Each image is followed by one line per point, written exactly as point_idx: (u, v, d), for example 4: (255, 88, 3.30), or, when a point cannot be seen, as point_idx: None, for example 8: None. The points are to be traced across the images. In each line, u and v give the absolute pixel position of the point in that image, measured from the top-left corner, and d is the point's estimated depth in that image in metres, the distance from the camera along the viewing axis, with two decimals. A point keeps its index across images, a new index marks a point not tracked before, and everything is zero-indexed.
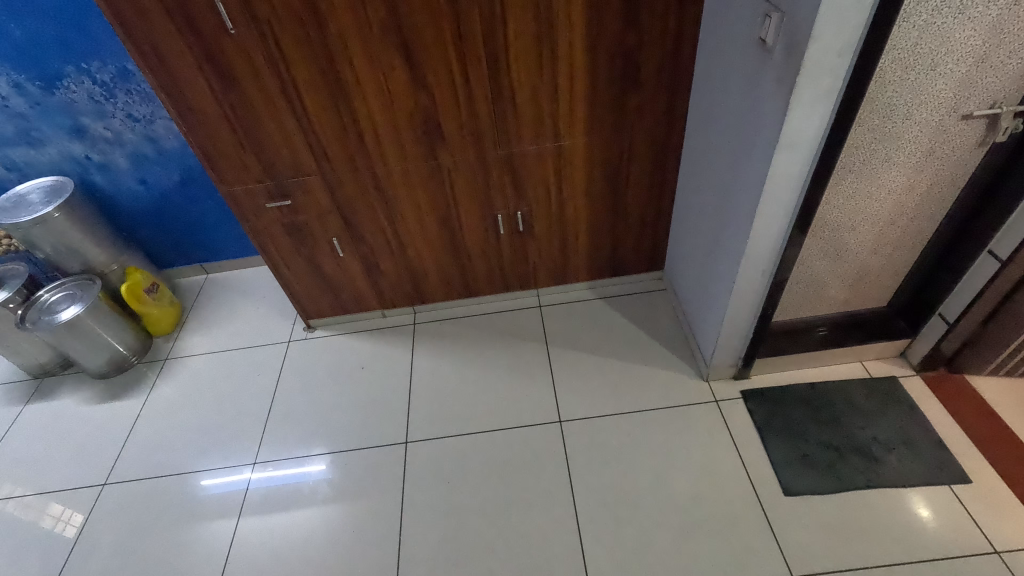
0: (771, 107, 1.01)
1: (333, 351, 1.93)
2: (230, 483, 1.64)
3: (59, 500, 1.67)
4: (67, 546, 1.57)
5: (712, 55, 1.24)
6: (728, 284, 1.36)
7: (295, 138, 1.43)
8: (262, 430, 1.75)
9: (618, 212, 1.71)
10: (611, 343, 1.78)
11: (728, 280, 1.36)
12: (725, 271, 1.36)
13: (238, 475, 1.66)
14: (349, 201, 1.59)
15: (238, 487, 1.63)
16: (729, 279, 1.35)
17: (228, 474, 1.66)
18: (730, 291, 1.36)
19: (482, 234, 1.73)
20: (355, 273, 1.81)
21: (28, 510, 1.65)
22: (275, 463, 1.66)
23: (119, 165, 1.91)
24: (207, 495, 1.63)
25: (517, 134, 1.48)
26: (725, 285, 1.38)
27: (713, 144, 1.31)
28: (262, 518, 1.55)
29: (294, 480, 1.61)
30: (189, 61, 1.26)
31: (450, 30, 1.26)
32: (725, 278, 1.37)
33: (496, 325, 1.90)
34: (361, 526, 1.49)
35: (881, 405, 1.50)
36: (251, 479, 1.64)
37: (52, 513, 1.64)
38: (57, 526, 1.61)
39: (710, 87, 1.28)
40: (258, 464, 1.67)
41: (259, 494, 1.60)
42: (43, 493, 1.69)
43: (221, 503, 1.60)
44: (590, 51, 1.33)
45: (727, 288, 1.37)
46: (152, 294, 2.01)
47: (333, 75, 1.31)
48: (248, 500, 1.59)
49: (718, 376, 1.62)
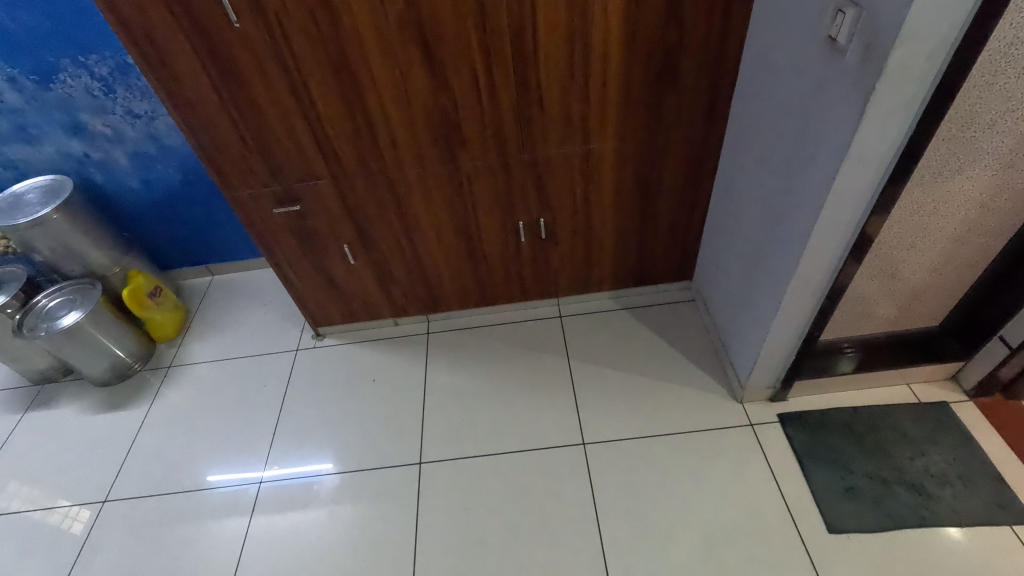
0: (840, 115, 0.90)
1: (342, 360, 1.84)
2: (241, 479, 1.60)
3: (67, 497, 1.63)
4: (75, 545, 1.52)
5: (765, 53, 1.12)
6: (772, 303, 1.25)
7: (304, 140, 1.33)
8: (272, 435, 1.69)
9: (647, 218, 1.60)
10: (638, 359, 1.68)
11: (773, 299, 1.25)
12: (769, 288, 1.26)
13: (250, 472, 1.61)
14: (361, 207, 1.49)
15: (250, 485, 1.58)
16: (774, 297, 1.24)
17: (241, 471, 1.61)
18: (774, 310, 1.25)
19: (503, 242, 1.62)
20: (367, 281, 1.71)
21: (36, 507, 1.61)
22: (287, 462, 1.61)
23: (119, 164, 1.82)
24: (217, 493, 1.58)
25: (543, 138, 1.37)
26: (769, 304, 1.27)
27: (762, 152, 1.20)
28: (273, 518, 1.49)
29: (307, 478, 1.56)
30: (190, 57, 1.16)
31: (475, 25, 1.15)
32: (770, 296, 1.26)
33: (514, 336, 1.80)
34: (374, 540, 1.41)
35: (931, 434, 1.39)
36: (263, 477, 1.59)
37: (60, 509, 1.60)
38: (64, 522, 1.57)
39: (760, 89, 1.17)
40: (270, 463, 1.62)
41: (270, 496, 1.54)
42: (49, 492, 1.65)
43: (233, 501, 1.55)
44: (627, 48, 1.21)
45: (770, 308, 1.26)
46: (154, 299, 1.93)
47: (346, 73, 1.20)
48: (259, 502, 1.54)
49: (754, 397, 1.52)
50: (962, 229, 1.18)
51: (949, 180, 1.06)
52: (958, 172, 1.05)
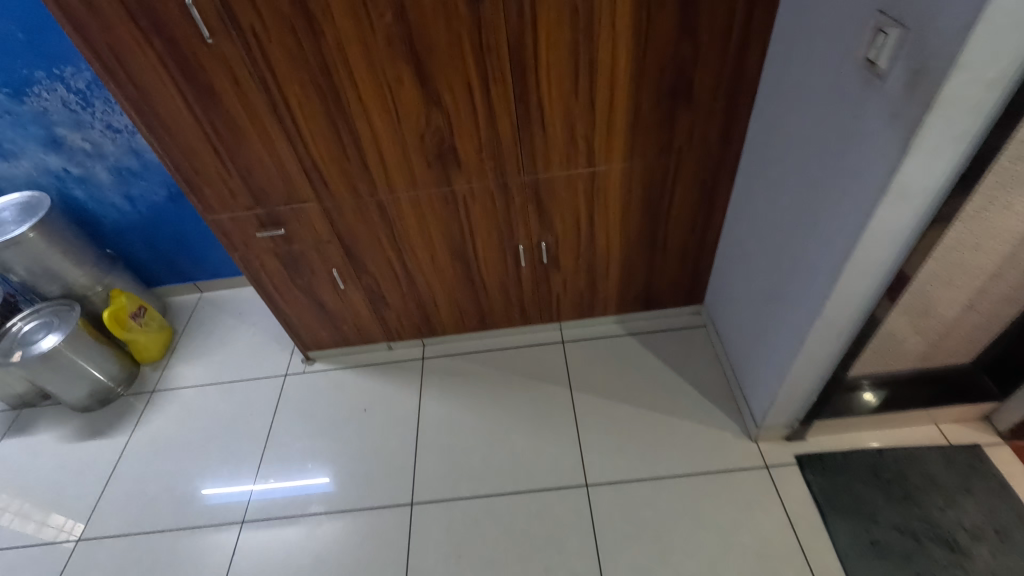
0: (880, 148, 0.80)
1: (332, 387, 1.75)
2: (230, 492, 1.56)
3: (60, 511, 1.58)
4: (62, 561, 1.47)
5: (790, 72, 1.02)
6: (794, 342, 1.15)
7: (288, 162, 1.23)
8: (260, 457, 1.62)
9: (656, 243, 1.50)
10: (645, 390, 1.58)
11: (795, 338, 1.15)
12: (791, 326, 1.15)
13: (240, 486, 1.56)
14: (350, 230, 1.39)
15: (240, 497, 1.54)
16: (796, 336, 1.14)
17: (230, 484, 1.57)
18: (796, 351, 1.15)
19: (501, 266, 1.53)
20: (359, 306, 1.62)
21: (27, 522, 1.56)
22: (278, 476, 1.57)
23: (100, 179, 1.73)
24: (207, 504, 1.54)
25: (544, 160, 1.27)
26: (790, 343, 1.17)
27: (785, 180, 1.09)
28: (267, 530, 1.46)
29: (299, 492, 1.52)
30: (161, 75, 1.06)
31: (470, 41, 1.05)
32: (791, 334, 1.16)
33: (514, 363, 1.71)
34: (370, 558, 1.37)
35: (963, 481, 1.29)
36: (253, 490, 1.55)
37: (53, 524, 1.55)
38: (60, 536, 1.53)
39: (783, 111, 1.06)
40: (260, 477, 1.57)
41: (261, 512, 1.50)
42: (41, 504, 1.60)
43: (224, 514, 1.51)
44: (637, 65, 1.11)
45: (792, 347, 1.16)
46: (137, 319, 1.83)
47: (331, 91, 1.11)
48: (250, 518, 1.49)
49: (770, 436, 1.42)
50: (1004, 265, 1.07)
51: (994, 215, 0.96)
52: (1005, 207, 0.94)
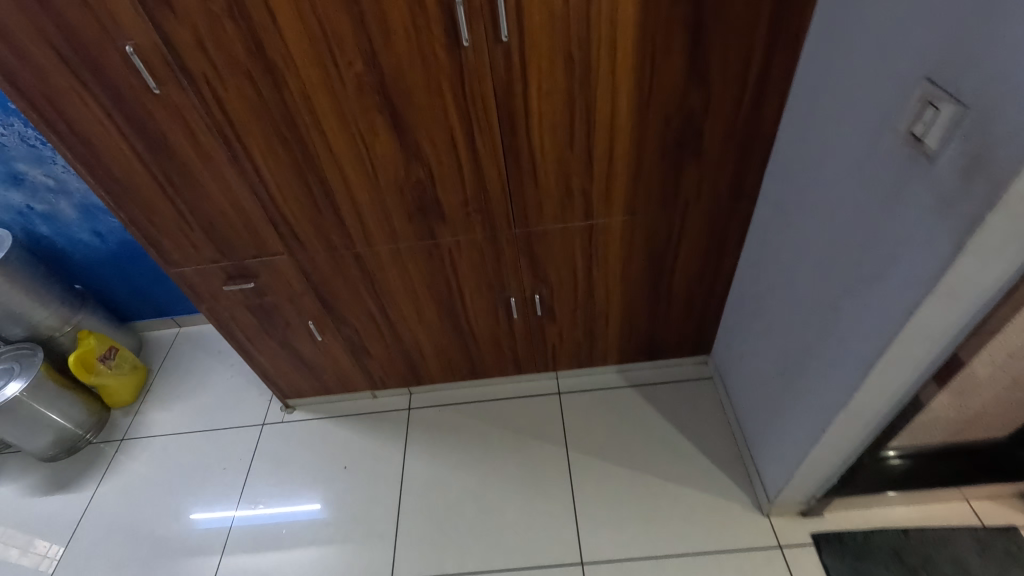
0: (928, 238, 0.67)
1: (312, 439, 1.63)
2: (212, 517, 1.52)
3: (43, 535, 1.54)
4: None
5: (814, 131, 0.90)
6: (815, 424, 1.02)
7: (254, 215, 1.12)
8: (243, 481, 1.57)
9: (660, 295, 1.38)
10: (647, 451, 1.46)
11: (817, 420, 1.02)
12: (812, 407, 1.02)
13: (222, 510, 1.52)
14: (326, 282, 1.28)
15: (223, 522, 1.50)
16: (818, 420, 1.01)
17: (213, 508, 1.53)
18: (817, 435, 1.02)
19: (491, 318, 1.41)
20: (339, 356, 1.51)
21: (10, 548, 1.53)
22: (262, 500, 1.53)
23: (66, 215, 1.63)
24: (190, 528, 1.50)
25: (536, 213, 1.15)
26: (810, 425, 1.04)
27: (806, 247, 0.97)
28: (251, 555, 1.42)
29: (284, 517, 1.48)
30: (107, 126, 0.95)
31: (451, 89, 0.93)
32: (812, 415, 1.03)
33: (506, 417, 1.59)
34: None
35: (999, 571, 1.17)
36: (236, 515, 1.51)
37: (36, 550, 1.52)
38: (43, 564, 1.49)
39: (805, 171, 0.94)
40: (243, 501, 1.53)
41: (245, 537, 1.46)
42: (25, 529, 1.56)
43: (207, 539, 1.47)
44: (639, 115, 0.99)
45: (812, 430, 1.03)
46: (107, 362, 1.72)
47: (298, 143, 1.00)
48: (233, 542, 1.46)
49: (783, 511, 1.29)
50: None
51: None
52: None
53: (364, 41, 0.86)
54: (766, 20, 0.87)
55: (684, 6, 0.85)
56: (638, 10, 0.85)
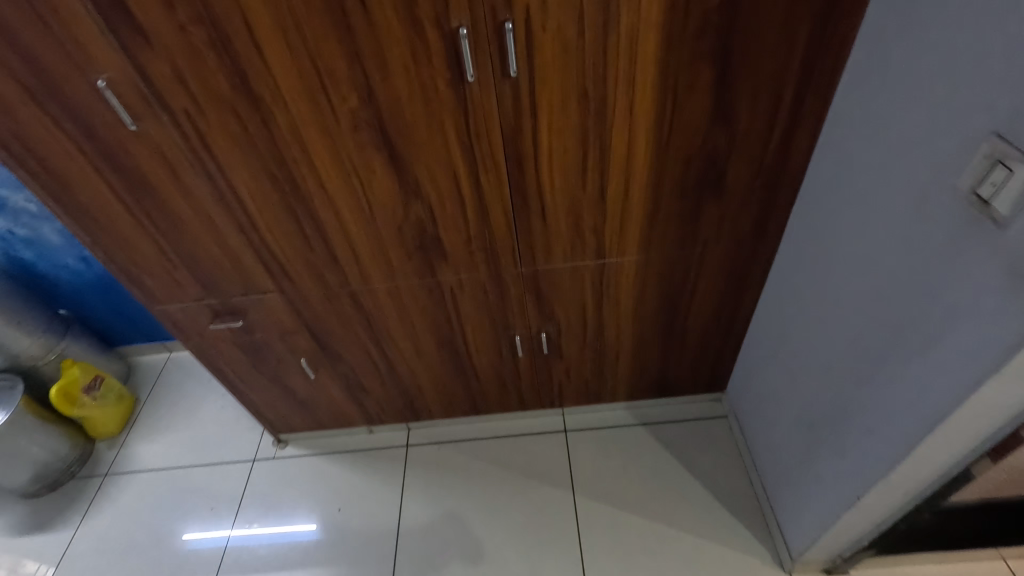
0: (997, 310, 0.59)
1: (305, 477, 1.55)
2: (207, 537, 1.47)
3: (31, 556, 1.50)
4: None
5: (851, 175, 0.82)
6: (847, 489, 0.94)
7: (241, 253, 1.04)
8: (238, 502, 1.53)
9: (674, 333, 1.29)
10: (659, 497, 1.38)
11: (849, 485, 0.93)
12: (844, 470, 0.94)
13: (217, 530, 1.48)
14: (320, 320, 1.20)
15: (217, 542, 1.46)
16: (851, 484, 0.92)
17: (207, 527, 1.49)
18: (849, 500, 0.94)
19: (495, 355, 1.33)
20: (334, 393, 1.42)
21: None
22: (257, 520, 1.48)
23: (50, 240, 1.56)
24: (184, 549, 1.46)
25: (545, 251, 1.07)
26: (842, 488, 0.96)
27: (839, 298, 0.89)
28: None
29: (280, 540, 1.43)
30: (79, 162, 0.88)
31: (455, 125, 0.86)
32: (843, 479, 0.95)
33: (510, 456, 1.51)
34: None
35: None
36: (231, 535, 1.46)
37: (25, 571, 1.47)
38: None
39: (839, 217, 0.86)
40: (239, 520, 1.49)
41: (240, 558, 1.42)
42: (14, 550, 1.52)
43: (202, 560, 1.43)
44: (658, 153, 0.91)
45: (843, 495, 0.95)
46: (91, 393, 1.64)
47: (288, 181, 0.92)
48: (228, 564, 1.41)
49: (806, 568, 1.21)
50: None
51: None
52: None
53: (360, 76, 0.79)
54: (800, 55, 0.80)
55: (710, 40, 0.77)
56: (660, 44, 0.77)
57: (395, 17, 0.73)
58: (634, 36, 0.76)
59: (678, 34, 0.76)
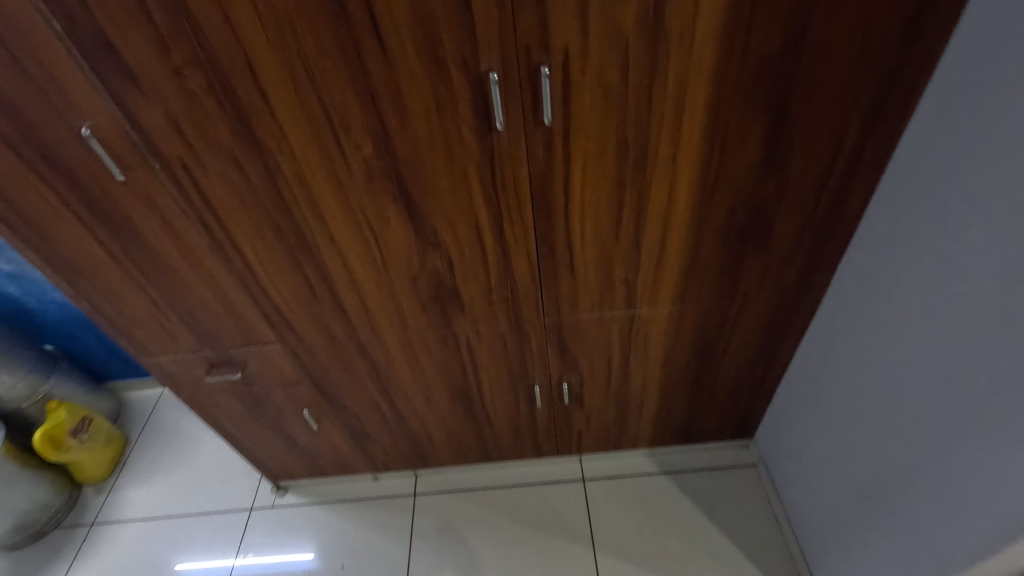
0: None
1: (306, 530, 1.45)
2: (208, 567, 1.42)
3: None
4: None
5: (916, 233, 0.75)
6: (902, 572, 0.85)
7: (240, 305, 0.95)
8: (241, 533, 1.47)
9: (704, 383, 1.21)
10: (686, 556, 1.29)
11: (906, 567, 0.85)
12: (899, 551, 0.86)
13: (219, 559, 1.43)
14: (325, 372, 1.11)
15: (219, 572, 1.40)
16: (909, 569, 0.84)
17: (209, 557, 1.43)
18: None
19: (512, 405, 1.24)
20: (338, 442, 1.33)
21: None
22: (261, 550, 1.43)
23: (35, 274, 1.47)
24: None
25: (571, 302, 0.99)
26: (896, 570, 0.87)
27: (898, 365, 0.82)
28: None
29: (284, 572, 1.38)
30: (61, 212, 0.79)
31: (479, 175, 0.78)
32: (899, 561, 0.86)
33: (525, 508, 1.41)
34: None
35: None
36: (234, 566, 1.41)
37: None
38: None
39: (898, 277, 0.79)
40: (242, 550, 1.44)
41: None
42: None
43: None
44: (700, 203, 0.83)
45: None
46: (78, 436, 1.54)
47: (293, 231, 0.83)
48: None
49: None
50: None
51: None
52: None
53: (376, 124, 0.71)
54: (864, 102, 0.72)
55: (767, 86, 0.70)
56: (711, 91, 0.70)
57: (418, 61, 0.65)
58: (683, 83, 0.69)
59: (732, 80, 0.69)
